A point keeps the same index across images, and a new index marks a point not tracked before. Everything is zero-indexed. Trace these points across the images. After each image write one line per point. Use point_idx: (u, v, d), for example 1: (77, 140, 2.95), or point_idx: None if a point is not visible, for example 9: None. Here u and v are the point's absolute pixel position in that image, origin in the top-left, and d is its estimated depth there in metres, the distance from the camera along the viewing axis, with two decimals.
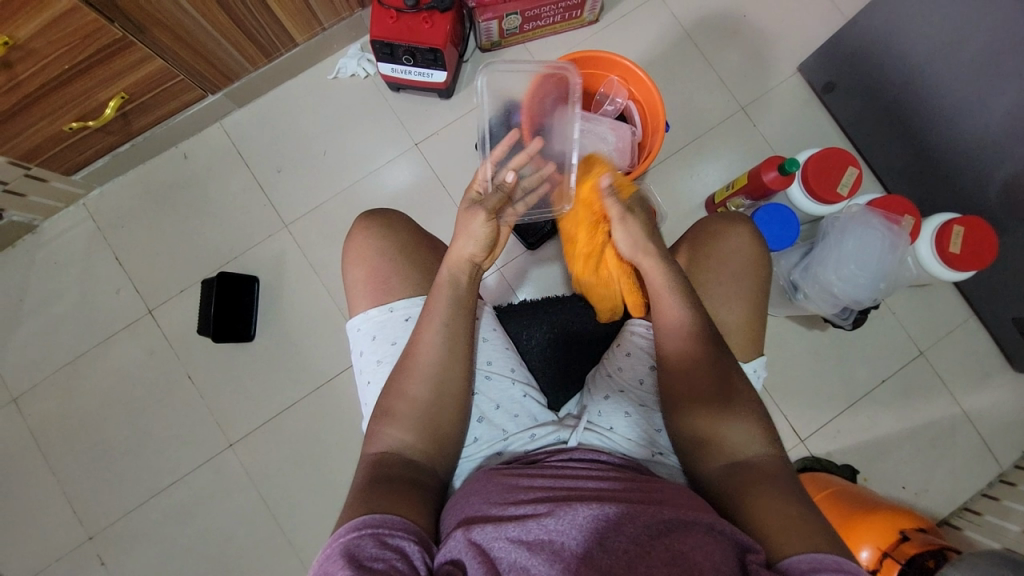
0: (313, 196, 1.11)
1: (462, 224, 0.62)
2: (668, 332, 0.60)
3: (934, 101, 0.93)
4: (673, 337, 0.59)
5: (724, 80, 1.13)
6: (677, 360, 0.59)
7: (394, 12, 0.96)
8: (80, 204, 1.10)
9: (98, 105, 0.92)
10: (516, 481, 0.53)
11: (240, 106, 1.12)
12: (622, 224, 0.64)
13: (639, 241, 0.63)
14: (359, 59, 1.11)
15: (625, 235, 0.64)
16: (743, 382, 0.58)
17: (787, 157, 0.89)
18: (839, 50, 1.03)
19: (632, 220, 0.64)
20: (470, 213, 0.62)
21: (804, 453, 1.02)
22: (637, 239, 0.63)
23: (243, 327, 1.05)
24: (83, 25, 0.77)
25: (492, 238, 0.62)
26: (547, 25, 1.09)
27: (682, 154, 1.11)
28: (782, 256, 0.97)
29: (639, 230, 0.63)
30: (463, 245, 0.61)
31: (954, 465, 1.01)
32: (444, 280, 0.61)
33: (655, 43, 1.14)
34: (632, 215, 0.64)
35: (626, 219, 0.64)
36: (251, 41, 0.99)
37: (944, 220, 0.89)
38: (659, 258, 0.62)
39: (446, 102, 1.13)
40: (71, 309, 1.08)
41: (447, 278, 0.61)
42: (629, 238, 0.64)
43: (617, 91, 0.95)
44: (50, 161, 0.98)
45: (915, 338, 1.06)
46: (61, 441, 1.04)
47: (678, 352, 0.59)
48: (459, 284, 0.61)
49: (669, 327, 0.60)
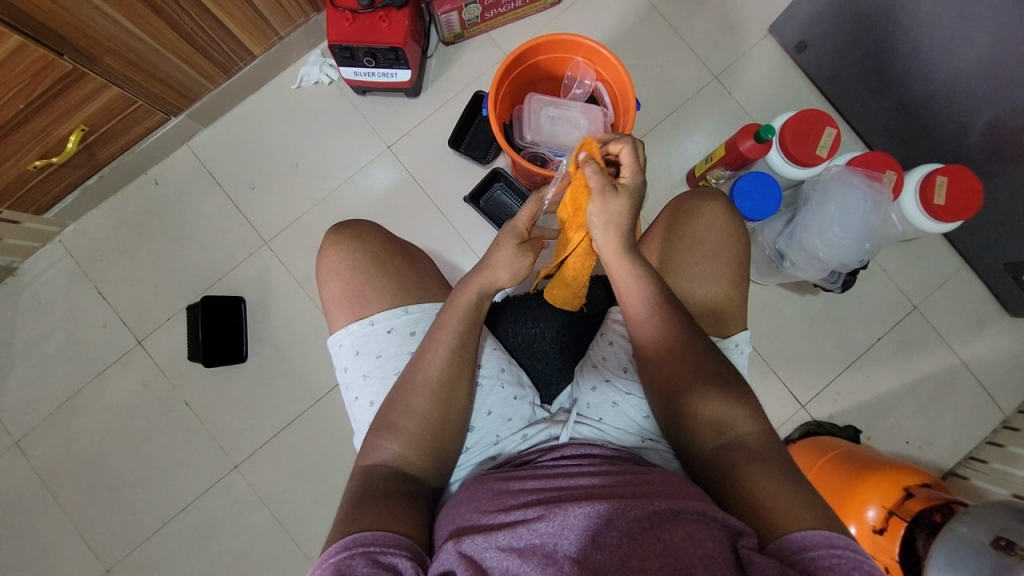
0: (291, 210, 1.10)
1: (499, 247, 0.63)
2: (639, 318, 0.60)
3: (907, 51, 0.91)
4: (642, 321, 0.59)
5: (694, 50, 1.11)
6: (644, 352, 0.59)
7: (349, 14, 0.94)
8: (56, 241, 1.09)
9: (60, 140, 0.90)
10: (506, 486, 0.53)
11: (206, 126, 1.10)
12: (600, 197, 0.59)
13: (615, 222, 0.59)
14: (321, 65, 1.09)
15: (601, 211, 0.59)
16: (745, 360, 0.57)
17: (762, 124, 0.87)
18: (807, 8, 1.01)
19: (613, 195, 0.59)
20: (513, 249, 0.63)
21: (806, 418, 1.02)
22: (614, 219, 0.59)
23: (236, 348, 1.05)
24: (32, 62, 0.75)
25: (519, 263, 0.63)
26: (508, 11, 1.07)
27: (658, 130, 1.09)
28: (765, 225, 0.96)
29: (615, 207, 0.59)
30: (489, 275, 0.62)
31: (956, 416, 1.02)
32: (465, 303, 0.61)
33: (620, 18, 1.11)
34: (615, 194, 0.59)
35: (604, 193, 0.59)
36: (207, 58, 0.97)
37: (927, 171, 0.88)
38: (642, 273, 0.60)
39: (414, 100, 1.11)
40: (61, 348, 1.07)
41: (471, 298, 0.61)
42: (603, 220, 0.60)
43: (585, 73, 0.92)
44: (19, 201, 0.96)
45: (909, 293, 1.05)
46: (67, 480, 1.05)
47: (659, 333, 0.58)
48: (481, 306, 0.62)
49: (641, 317, 0.60)
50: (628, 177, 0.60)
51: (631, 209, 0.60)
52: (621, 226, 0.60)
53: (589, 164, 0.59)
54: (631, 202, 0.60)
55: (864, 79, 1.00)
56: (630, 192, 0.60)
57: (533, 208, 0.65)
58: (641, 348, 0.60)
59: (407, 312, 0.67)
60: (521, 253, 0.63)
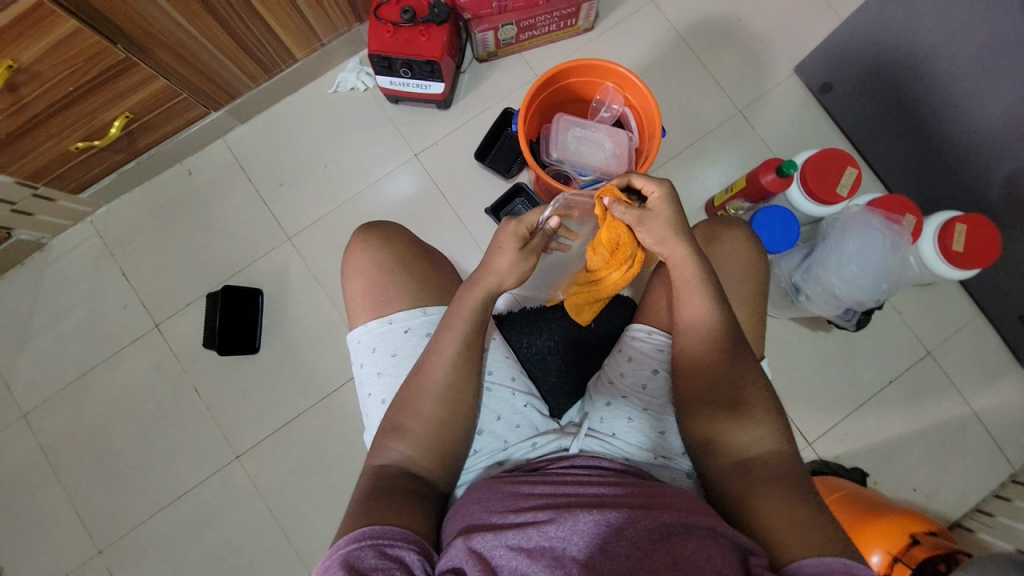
0: (316, 209, 1.12)
1: (497, 254, 0.63)
2: (694, 337, 0.60)
3: (932, 98, 0.92)
4: (694, 340, 0.60)
5: (720, 83, 1.14)
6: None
7: (391, 26, 0.97)
8: (87, 221, 1.12)
9: (104, 124, 0.94)
10: (516, 489, 0.53)
11: (242, 121, 1.14)
12: (643, 227, 0.61)
13: (669, 237, 0.61)
14: (359, 72, 1.13)
15: (649, 235, 0.61)
16: (762, 389, 0.58)
17: (785, 159, 0.88)
18: (833, 52, 1.03)
19: (654, 216, 0.61)
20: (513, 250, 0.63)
21: (812, 457, 1.01)
22: (665, 235, 0.61)
23: (249, 339, 1.06)
24: (86, 46, 0.78)
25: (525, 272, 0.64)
26: (542, 34, 1.10)
27: (680, 158, 1.11)
28: (782, 258, 0.96)
29: (661, 226, 0.61)
30: (490, 277, 0.62)
31: (964, 466, 1.00)
32: (470, 305, 0.61)
33: (650, 49, 1.14)
34: (656, 215, 0.61)
35: (644, 219, 0.61)
36: (252, 57, 1.01)
37: (947, 218, 0.89)
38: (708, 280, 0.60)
39: (444, 112, 1.14)
40: (80, 325, 1.09)
41: (477, 302, 0.61)
42: (654, 239, 0.61)
43: (613, 98, 0.95)
44: (57, 179, 0.99)
45: (923, 338, 1.04)
46: (70, 456, 1.05)
47: (692, 350, 0.60)
48: (487, 308, 0.62)
49: (692, 326, 0.61)
50: (654, 195, 0.61)
51: (676, 219, 0.61)
52: (677, 239, 0.61)
53: (615, 203, 0.61)
54: (675, 212, 0.61)
55: (888, 123, 1.02)
56: (667, 204, 0.61)
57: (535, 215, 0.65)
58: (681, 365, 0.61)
59: (425, 314, 0.68)
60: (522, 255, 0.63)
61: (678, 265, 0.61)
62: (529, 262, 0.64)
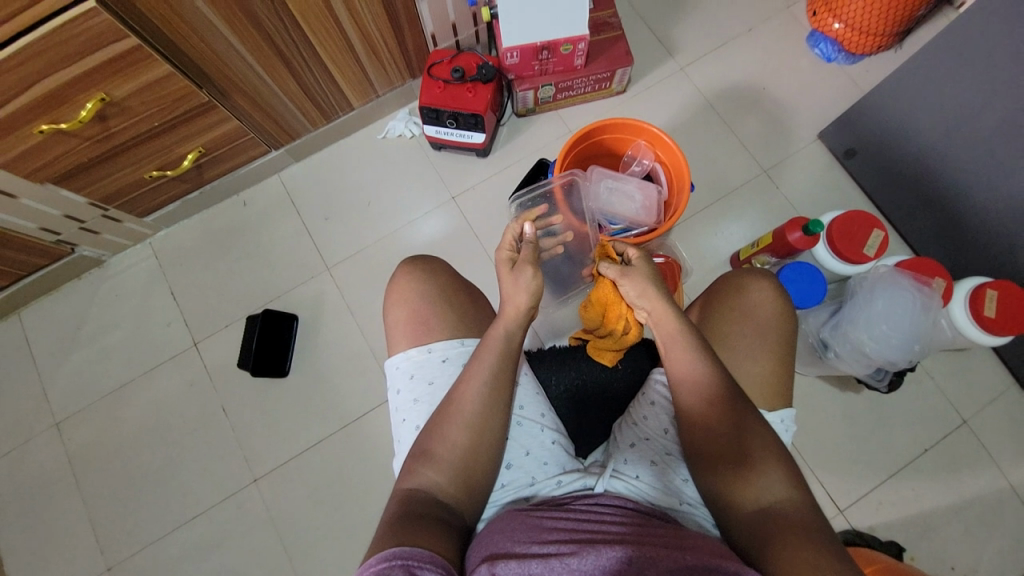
0: (355, 243, 1.19)
1: (508, 281, 0.66)
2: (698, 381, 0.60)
3: (955, 168, 0.95)
4: (687, 386, 0.60)
5: (746, 145, 1.19)
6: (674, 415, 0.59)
7: (441, 82, 1.07)
8: (146, 242, 1.21)
9: (178, 157, 1.04)
10: (540, 522, 0.53)
11: (297, 160, 1.24)
12: (625, 278, 0.66)
13: (651, 292, 0.65)
14: (407, 121, 1.23)
15: (633, 288, 0.66)
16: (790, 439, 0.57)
17: (811, 218, 0.91)
18: (855, 122, 1.09)
19: (636, 271, 0.66)
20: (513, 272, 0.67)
21: (844, 526, 0.96)
22: (646, 290, 0.65)
23: (280, 363, 1.10)
24: (175, 88, 0.88)
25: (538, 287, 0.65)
26: (578, 94, 1.19)
27: (706, 212, 1.15)
28: (810, 314, 0.97)
29: (643, 280, 0.66)
30: (507, 305, 0.65)
31: (1007, 547, 0.94)
32: (498, 334, 0.64)
33: (679, 111, 1.22)
34: (636, 270, 0.67)
35: (625, 272, 0.67)
36: (314, 104, 1.11)
37: (977, 283, 0.89)
38: (691, 333, 0.61)
39: (482, 160, 1.22)
40: (125, 340, 1.15)
41: (501, 332, 0.64)
42: (637, 290, 0.66)
43: (644, 154, 1.01)
44: (127, 204, 1.09)
45: (958, 405, 1.01)
46: (96, 467, 1.08)
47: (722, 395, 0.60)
48: (511, 339, 0.64)
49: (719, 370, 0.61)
50: (634, 255, 0.69)
51: (654, 277, 0.66)
52: (657, 294, 0.65)
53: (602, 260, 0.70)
54: (652, 272, 0.67)
55: (912, 189, 1.05)
56: (645, 261, 0.68)
57: (511, 233, 0.72)
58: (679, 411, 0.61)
59: (462, 344, 0.71)
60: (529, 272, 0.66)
61: (661, 323, 0.64)
62: (530, 273, 0.66)
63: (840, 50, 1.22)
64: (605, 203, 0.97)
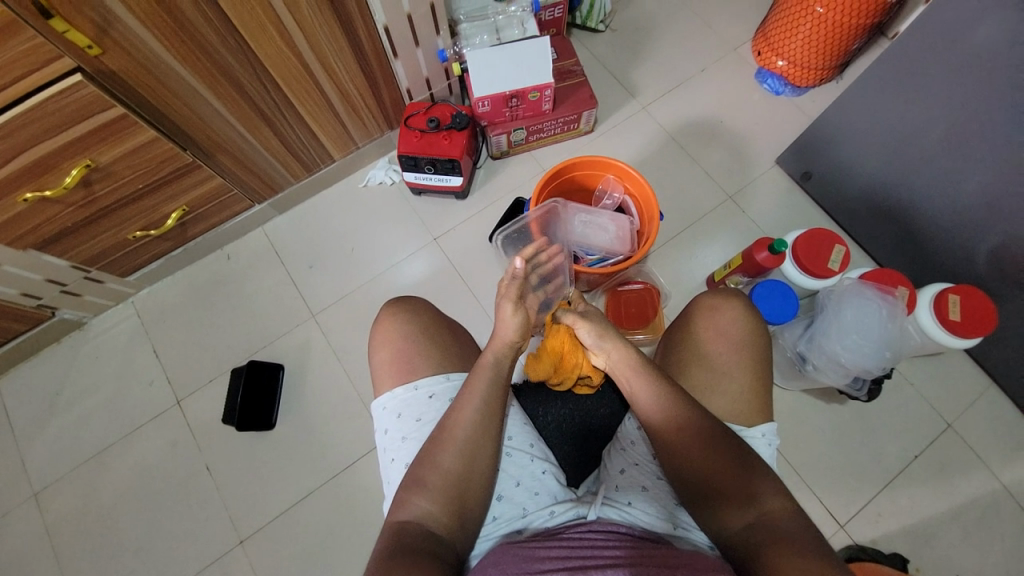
0: (341, 288, 1.20)
1: (501, 313, 0.67)
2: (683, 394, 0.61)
3: (901, 184, 1.02)
4: (662, 412, 0.60)
5: (710, 173, 1.26)
6: (660, 434, 0.60)
7: (418, 132, 1.13)
8: (128, 301, 1.20)
9: (162, 216, 1.06)
10: (534, 553, 0.53)
11: (280, 212, 1.27)
12: (583, 322, 0.69)
13: (603, 332, 0.68)
14: (387, 169, 1.28)
15: (588, 329, 0.68)
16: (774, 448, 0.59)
17: (775, 238, 0.96)
18: (806, 147, 1.17)
19: (589, 314, 0.69)
20: (511, 305, 0.67)
21: (846, 541, 0.96)
22: (598, 330, 0.68)
23: (266, 415, 1.08)
24: (160, 152, 0.92)
25: (525, 327, 0.68)
26: (548, 136, 1.26)
27: (679, 239, 1.20)
28: (785, 328, 1.01)
29: (595, 321, 0.68)
30: (500, 334, 0.66)
31: (1008, 550, 0.94)
32: (488, 362, 0.65)
33: (645, 146, 1.29)
34: (590, 313, 0.69)
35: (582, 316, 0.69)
36: (297, 159, 1.15)
37: (939, 289, 0.93)
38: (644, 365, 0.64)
39: (461, 202, 1.27)
40: (105, 402, 1.13)
41: (491, 360, 0.65)
42: (593, 332, 0.68)
43: (614, 188, 1.07)
44: (109, 264, 1.09)
45: (940, 409, 1.03)
46: (72, 540, 1.02)
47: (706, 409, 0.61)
48: (500, 367, 0.65)
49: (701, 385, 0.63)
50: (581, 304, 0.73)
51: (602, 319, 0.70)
52: (608, 333, 0.67)
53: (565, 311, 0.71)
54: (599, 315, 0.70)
55: (867, 205, 1.11)
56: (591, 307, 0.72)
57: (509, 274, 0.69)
58: (652, 431, 0.61)
59: (448, 379, 0.72)
60: (516, 310, 0.67)
61: (617, 359, 0.66)
62: (510, 310, 0.67)
63: (786, 83, 1.32)
64: (584, 236, 1.01)
